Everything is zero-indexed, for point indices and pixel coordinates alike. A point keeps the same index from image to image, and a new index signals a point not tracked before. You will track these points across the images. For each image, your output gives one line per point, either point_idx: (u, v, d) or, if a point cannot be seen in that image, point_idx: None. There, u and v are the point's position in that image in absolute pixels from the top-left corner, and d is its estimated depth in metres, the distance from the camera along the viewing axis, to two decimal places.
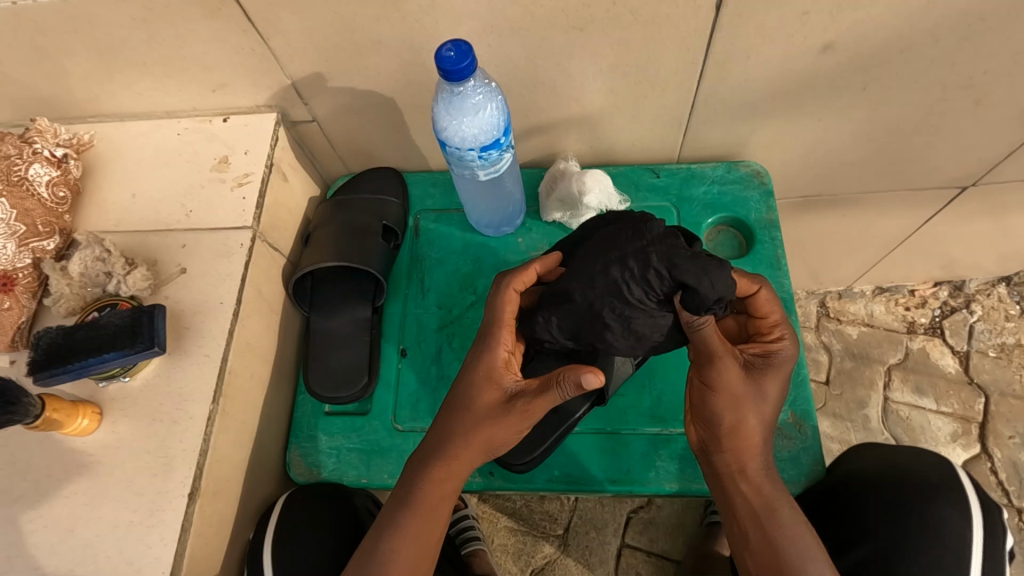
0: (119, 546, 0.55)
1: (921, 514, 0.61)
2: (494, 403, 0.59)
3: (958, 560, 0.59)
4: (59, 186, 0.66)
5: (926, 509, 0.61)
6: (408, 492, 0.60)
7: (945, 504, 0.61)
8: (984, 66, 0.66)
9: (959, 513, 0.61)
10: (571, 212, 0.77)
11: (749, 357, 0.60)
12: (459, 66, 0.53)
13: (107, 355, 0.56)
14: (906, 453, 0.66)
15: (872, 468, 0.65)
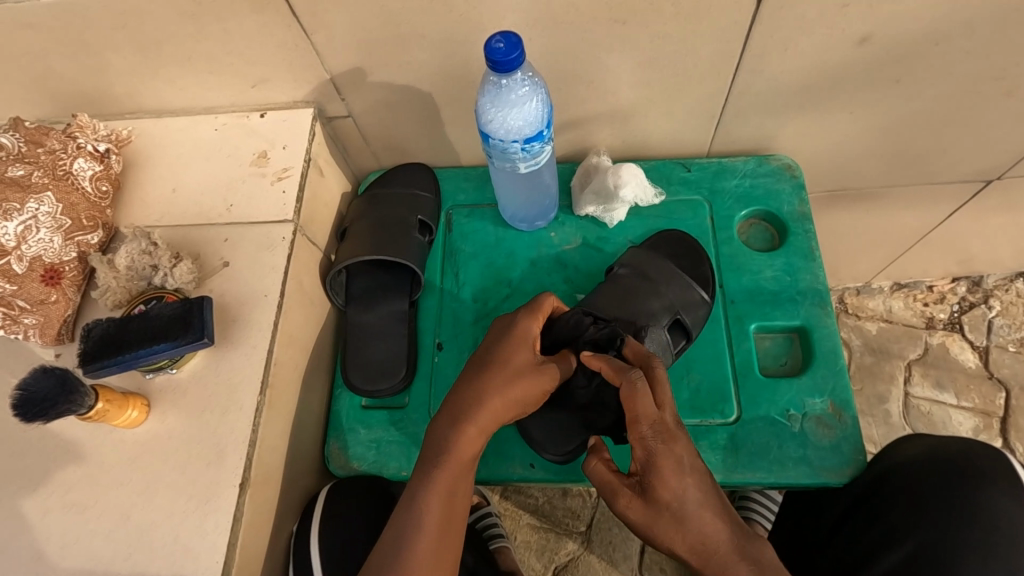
0: (173, 535, 0.55)
1: (971, 503, 0.60)
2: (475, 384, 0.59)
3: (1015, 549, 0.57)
4: (101, 180, 0.66)
5: (977, 495, 0.60)
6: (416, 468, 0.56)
7: (997, 492, 0.60)
8: (1017, 58, 0.67)
9: (1012, 499, 0.60)
10: (605, 205, 0.78)
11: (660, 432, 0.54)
12: (508, 57, 0.54)
13: (158, 346, 0.56)
14: (954, 441, 0.66)
15: (922, 461, 0.64)
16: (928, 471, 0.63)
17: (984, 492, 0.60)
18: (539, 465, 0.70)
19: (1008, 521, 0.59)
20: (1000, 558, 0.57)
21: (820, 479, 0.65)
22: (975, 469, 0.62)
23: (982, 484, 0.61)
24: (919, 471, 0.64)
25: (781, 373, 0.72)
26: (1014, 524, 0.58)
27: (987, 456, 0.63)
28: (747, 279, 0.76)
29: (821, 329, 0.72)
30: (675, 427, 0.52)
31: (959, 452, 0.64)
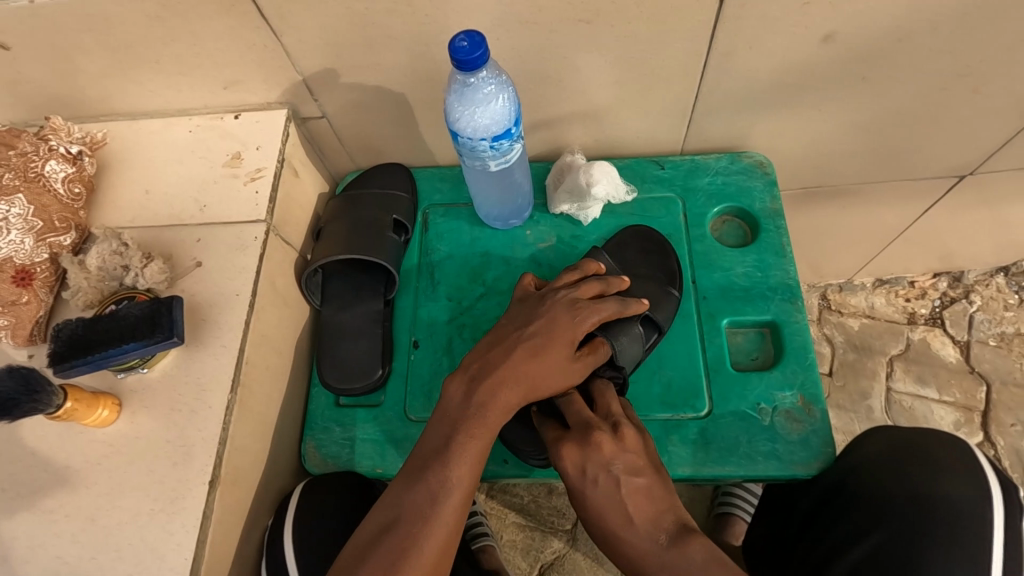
0: (142, 533, 0.55)
1: (934, 492, 0.61)
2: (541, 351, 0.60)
3: (978, 539, 0.59)
4: (74, 182, 0.67)
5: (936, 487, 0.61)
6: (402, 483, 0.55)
7: (956, 482, 0.62)
8: (979, 55, 0.68)
9: (972, 489, 0.61)
10: (578, 203, 0.78)
11: (609, 425, 0.59)
12: (472, 56, 0.54)
13: (127, 346, 0.57)
14: (919, 432, 0.66)
15: (889, 455, 0.65)
16: (895, 465, 0.64)
17: (948, 484, 0.61)
18: (512, 461, 0.70)
19: (971, 510, 0.60)
20: (964, 550, 0.58)
21: (790, 472, 0.65)
22: (935, 460, 0.63)
23: (946, 475, 0.62)
24: (886, 466, 0.64)
25: (752, 368, 0.72)
26: (976, 514, 0.60)
27: (953, 449, 0.64)
28: (719, 275, 0.76)
29: (791, 324, 0.72)
30: (575, 430, 0.59)
31: (927, 445, 0.64)
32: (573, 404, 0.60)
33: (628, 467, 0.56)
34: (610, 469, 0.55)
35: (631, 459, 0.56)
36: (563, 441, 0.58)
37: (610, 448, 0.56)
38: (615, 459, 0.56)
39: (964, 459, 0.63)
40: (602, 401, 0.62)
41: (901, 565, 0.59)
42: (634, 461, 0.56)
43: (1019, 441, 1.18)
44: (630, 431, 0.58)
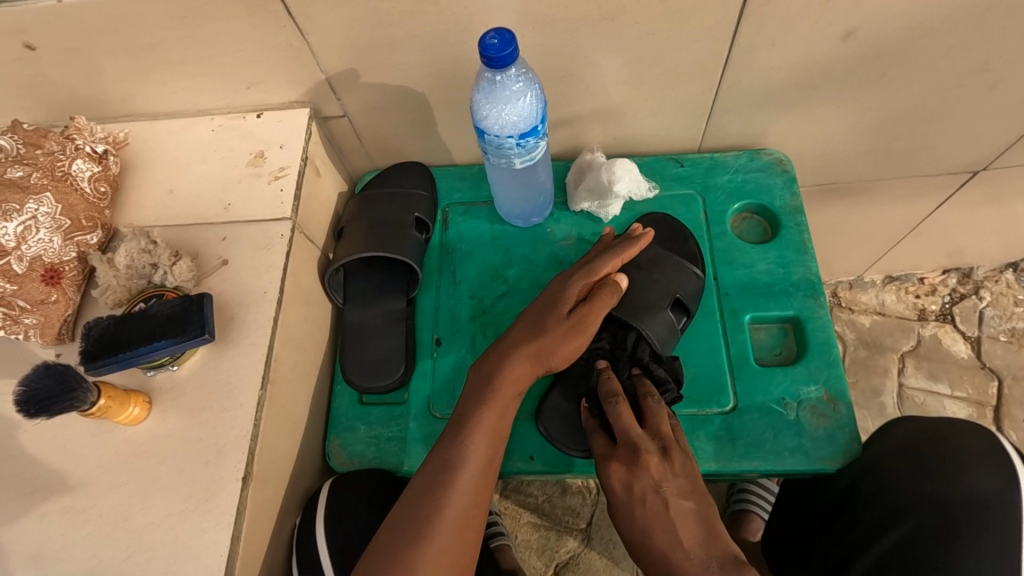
0: (176, 531, 0.55)
1: (957, 483, 0.62)
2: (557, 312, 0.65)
3: (1004, 525, 0.59)
4: (100, 181, 0.67)
5: (961, 475, 0.62)
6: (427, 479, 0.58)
7: (981, 470, 0.62)
8: (997, 51, 0.69)
9: (997, 477, 0.61)
10: (599, 201, 0.79)
11: (659, 445, 0.61)
12: (503, 53, 0.55)
13: (159, 344, 0.57)
14: (942, 423, 0.66)
15: (910, 445, 0.65)
16: (918, 455, 0.64)
17: (970, 472, 0.62)
18: (539, 457, 0.70)
19: (995, 498, 0.60)
20: (989, 536, 0.59)
21: (816, 466, 0.66)
22: (959, 450, 0.63)
23: (967, 463, 0.62)
24: (909, 457, 0.64)
25: (775, 364, 0.73)
26: (1002, 500, 0.60)
27: (972, 437, 0.64)
28: (740, 271, 0.77)
29: (814, 320, 0.73)
30: (623, 451, 0.61)
31: (949, 435, 0.64)
32: (620, 421, 0.62)
33: (677, 490, 0.58)
34: (659, 490, 0.58)
35: (678, 482, 0.59)
36: (612, 462, 0.61)
37: (656, 471, 0.59)
38: (661, 484, 0.59)
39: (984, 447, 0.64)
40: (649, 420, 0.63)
41: (930, 555, 0.60)
42: (683, 485, 0.59)
43: None
44: (680, 456, 0.60)
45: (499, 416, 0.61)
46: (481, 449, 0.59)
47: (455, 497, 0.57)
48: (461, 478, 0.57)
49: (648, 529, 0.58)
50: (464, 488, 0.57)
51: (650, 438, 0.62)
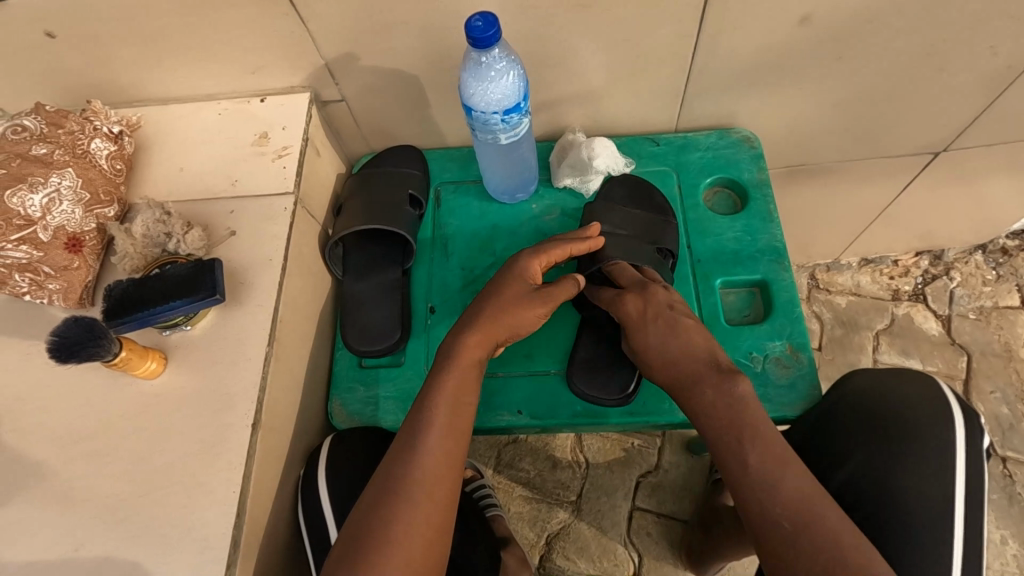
0: (191, 472, 0.61)
1: (901, 425, 0.67)
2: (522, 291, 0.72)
3: (943, 462, 0.64)
4: (116, 159, 0.72)
5: (906, 418, 0.67)
6: (408, 446, 0.61)
7: (926, 413, 0.67)
8: (944, 34, 0.75)
9: (939, 420, 0.66)
10: (580, 176, 0.85)
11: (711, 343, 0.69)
12: (486, 34, 0.60)
13: (174, 303, 0.62)
14: (894, 375, 0.71)
15: (861, 394, 0.70)
16: (865, 400, 0.69)
17: (914, 416, 0.67)
18: (526, 412, 0.75)
19: (936, 438, 0.65)
20: (929, 472, 0.64)
21: (780, 412, 0.71)
22: (908, 398, 0.69)
23: (911, 408, 0.68)
24: (858, 403, 0.69)
25: (744, 323, 0.78)
26: (941, 438, 0.65)
27: (918, 387, 0.70)
28: (711, 240, 0.82)
29: (779, 281, 0.79)
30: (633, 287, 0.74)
31: (897, 384, 0.70)
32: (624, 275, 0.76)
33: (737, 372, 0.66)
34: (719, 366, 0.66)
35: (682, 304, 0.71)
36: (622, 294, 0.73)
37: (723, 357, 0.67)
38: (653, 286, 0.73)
39: (928, 396, 0.69)
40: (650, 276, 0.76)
41: (874, 491, 0.65)
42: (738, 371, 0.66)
43: (998, 407, 1.25)
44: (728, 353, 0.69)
45: (460, 391, 0.64)
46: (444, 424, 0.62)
47: (421, 468, 0.60)
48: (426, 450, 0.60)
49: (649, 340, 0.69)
50: (432, 458, 0.60)
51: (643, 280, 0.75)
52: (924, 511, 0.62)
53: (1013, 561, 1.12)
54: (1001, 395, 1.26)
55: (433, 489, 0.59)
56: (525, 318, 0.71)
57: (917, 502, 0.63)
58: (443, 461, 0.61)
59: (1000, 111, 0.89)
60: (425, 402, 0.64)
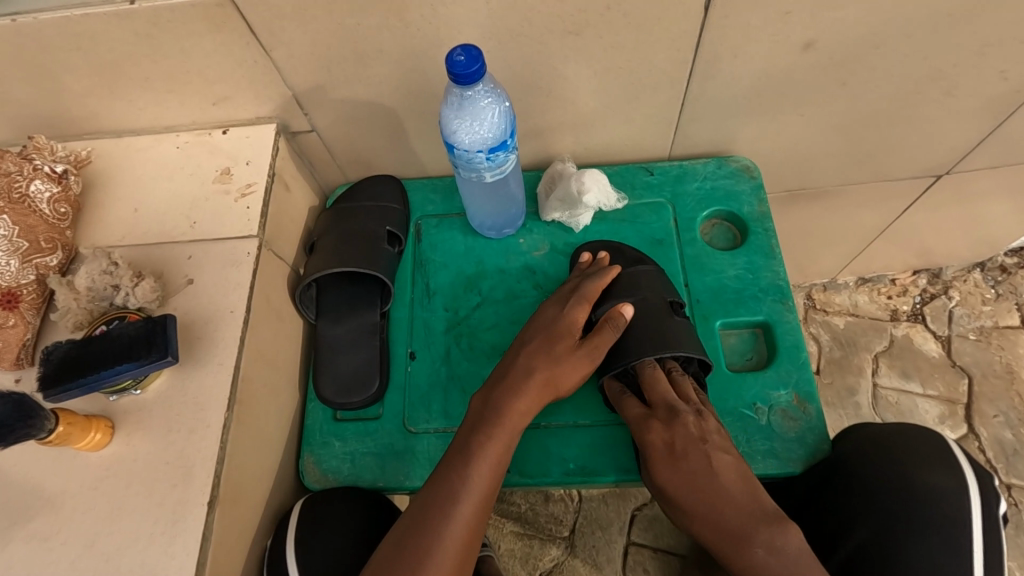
0: (140, 558, 0.54)
1: (916, 487, 0.62)
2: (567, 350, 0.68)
3: (959, 530, 0.60)
4: (60, 202, 0.66)
5: (918, 480, 0.62)
6: (416, 517, 0.59)
7: (940, 475, 0.62)
8: (953, 59, 0.71)
9: (950, 482, 0.62)
10: (570, 211, 0.79)
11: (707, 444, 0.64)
12: (469, 70, 0.55)
13: (121, 367, 0.56)
14: (902, 431, 0.66)
15: (871, 449, 0.65)
16: (874, 456, 0.64)
17: (927, 474, 0.62)
18: (514, 468, 0.69)
19: (952, 500, 0.61)
20: (946, 541, 0.59)
21: (788, 470, 0.66)
22: (918, 455, 0.64)
23: (923, 465, 0.63)
24: (867, 459, 0.64)
25: (746, 369, 0.73)
26: (956, 504, 0.61)
27: (926, 442, 0.65)
28: (710, 277, 0.77)
29: (783, 324, 0.74)
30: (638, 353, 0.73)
31: (906, 438, 0.65)
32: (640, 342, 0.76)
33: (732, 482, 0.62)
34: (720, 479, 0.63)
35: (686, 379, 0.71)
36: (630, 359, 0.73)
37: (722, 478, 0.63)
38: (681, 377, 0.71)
39: (938, 452, 0.64)
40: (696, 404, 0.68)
41: (891, 555, 0.60)
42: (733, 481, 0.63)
43: (1001, 431, 1.21)
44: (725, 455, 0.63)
45: (495, 468, 0.62)
46: (480, 487, 0.60)
47: (444, 556, 0.57)
48: (449, 534, 0.58)
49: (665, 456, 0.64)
50: (455, 542, 0.58)
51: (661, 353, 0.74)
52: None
53: None
54: (1004, 419, 1.22)
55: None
56: (575, 375, 0.67)
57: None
58: (464, 545, 0.59)
59: (1008, 133, 0.85)
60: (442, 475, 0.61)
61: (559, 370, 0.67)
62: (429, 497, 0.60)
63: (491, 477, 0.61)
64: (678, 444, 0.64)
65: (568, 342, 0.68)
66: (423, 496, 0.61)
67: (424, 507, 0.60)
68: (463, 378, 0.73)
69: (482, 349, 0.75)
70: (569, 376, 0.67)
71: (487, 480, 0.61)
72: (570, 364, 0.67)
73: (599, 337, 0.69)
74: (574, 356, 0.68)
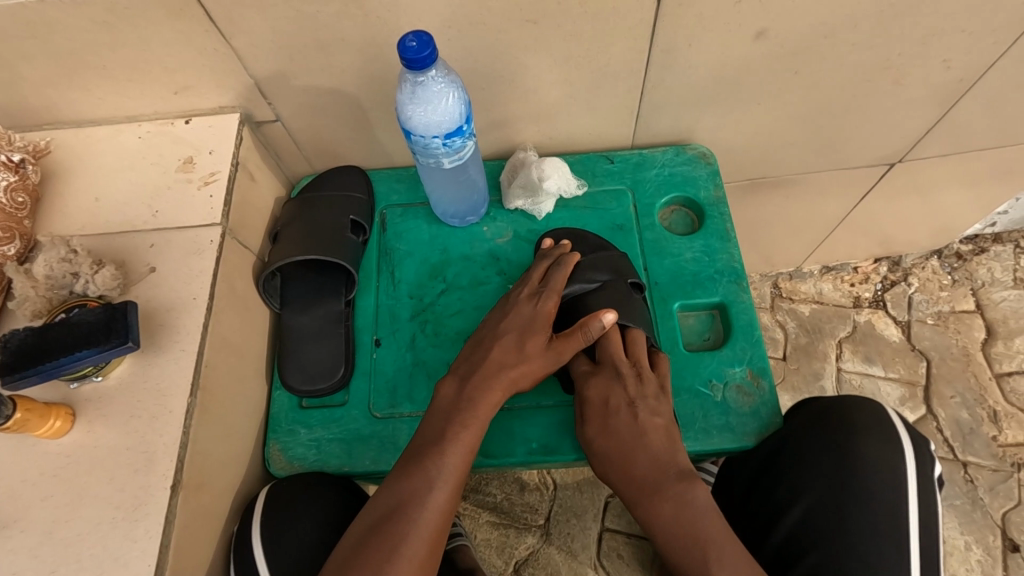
0: (104, 542, 0.55)
1: (854, 454, 0.65)
2: (534, 352, 0.68)
3: (898, 492, 0.63)
4: (18, 191, 0.65)
5: (856, 446, 0.65)
6: (382, 511, 0.60)
7: (878, 440, 0.65)
8: (897, 48, 0.74)
9: (888, 446, 0.65)
10: (532, 197, 0.81)
11: (636, 378, 0.68)
12: (421, 55, 0.56)
13: (81, 353, 0.56)
14: (842, 401, 0.69)
15: (813, 426, 0.67)
16: (819, 430, 0.67)
17: (866, 441, 0.65)
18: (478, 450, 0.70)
19: (892, 472, 0.63)
20: (886, 503, 0.62)
21: (742, 443, 0.68)
22: (858, 422, 0.66)
23: (863, 434, 0.65)
24: (810, 434, 0.66)
25: (704, 348, 0.75)
26: (893, 468, 0.64)
27: (866, 410, 0.67)
28: (669, 261, 0.79)
29: (738, 303, 0.76)
30: (604, 367, 0.69)
31: (846, 408, 0.68)
32: (607, 344, 0.70)
33: (649, 408, 0.66)
34: (632, 403, 0.66)
35: (649, 402, 0.66)
36: (592, 378, 0.68)
37: (653, 428, 0.65)
38: (644, 405, 0.66)
39: (877, 419, 0.67)
40: (655, 440, 0.65)
41: (829, 526, 0.63)
42: (654, 405, 0.66)
43: (958, 411, 1.25)
44: (653, 383, 0.67)
45: (466, 458, 0.63)
46: (451, 477, 0.62)
47: (419, 537, 0.59)
48: (422, 522, 0.59)
49: (615, 438, 0.65)
50: (427, 532, 0.59)
51: (629, 363, 0.69)
52: (883, 543, 0.61)
53: (977, 566, 1.13)
54: (961, 400, 1.27)
55: (426, 558, 0.59)
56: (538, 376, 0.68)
57: (875, 538, 0.62)
58: (436, 535, 0.60)
59: (953, 122, 0.89)
60: (415, 464, 0.62)
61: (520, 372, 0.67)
62: (394, 491, 0.61)
63: (464, 461, 0.63)
64: (613, 399, 0.66)
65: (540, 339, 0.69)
66: (394, 482, 0.62)
67: (389, 498, 0.60)
68: (429, 364, 0.75)
69: (447, 334, 0.76)
70: (529, 376, 0.68)
71: (454, 472, 0.62)
72: (532, 363, 0.68)
73: (568, 344, 0.68)
74: (536, 357, 0.68)
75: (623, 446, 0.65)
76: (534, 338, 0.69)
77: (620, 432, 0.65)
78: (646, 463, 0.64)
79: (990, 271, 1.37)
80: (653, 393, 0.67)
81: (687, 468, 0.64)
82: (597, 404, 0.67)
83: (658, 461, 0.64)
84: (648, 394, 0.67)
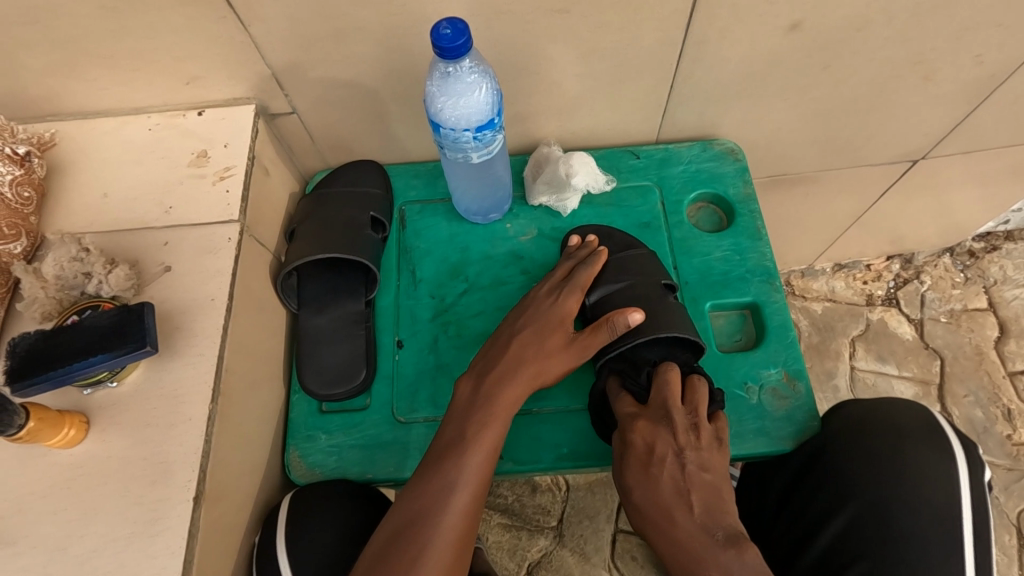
0: (121, 558, 0.52)
1: (901, 462, 0.63)
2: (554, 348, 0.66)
3: (947, 501, 0.61)
4: (23, 185, 0.62)
5: (904, 454, 0.63)
6: (410, 514, 0.57)
7: (927, 448, 0.64)
8: (933, 43, 0.72)
9: (937, 455, 0.63)
10: (557, 194, 0.79)
11: (689, 426, 0.63)
12: (455, 43, 0.54)
13: (95, 358, 0.53)
14: (888, 406, 0.67)
15: (858, 431, 0.65)
16: (861, 437, 0.65)
17: (913, 448, 0.64)
18: (506, 456, 0.68)
19: (939, 481, 0.62)
20: (934, 513, 0.61)
21: (779, 447, 0.66)
22: (906, 430, 0.65)
23: (911, 441, 0.64)
24: (855, 439, 0.65)
25: (736, 349, 0.73)
26: (942, 478, 0.62)
27: (913, 416, 0.66)
28: (698, 260, 0.77)
29: (770, 304, 0.74)
30: (653, 412, 0.64)
31: (893, 415, 0.66)
32: (664, 388, 0.65)
33: (698, 464, 0.61)
34: (680, 457, 0.61)
35: (701, 456, 0.61)
36: (640, 420, 0.63)
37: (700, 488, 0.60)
38: (692, 459, 0.61)
39: (925, 426, 0.65)
40: (699, 496, 0.60)
41: (875, 535, 0.62)
42: (705, 460, 0.61)
43: (971, 410, 1.25)
44: (708, 433, 0.62)
45: (490, 457, 0.61)
46: (472, 475, 0.59)
47: (442, 545, 0.56)
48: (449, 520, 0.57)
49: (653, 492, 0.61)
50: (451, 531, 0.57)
51: (686, 412, 0.64)
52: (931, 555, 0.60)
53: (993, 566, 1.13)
54: (975, 398, 1.26)
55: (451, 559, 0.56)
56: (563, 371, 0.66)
57: (922, 548, 0.60)
58: (462, 534, 0.58)
59: (979, 119, 0.87)
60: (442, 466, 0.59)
61: (540, 369, 0.65)
62: (420, 491, 0.58)
63: (487, 461, 0.60)
64: (656, 450, 0.62)
65: (561, 334, 0.67)
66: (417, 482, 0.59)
67: (417, 499, 0.58)
68: (452, 367, 0.72)
69: (471, 336, 0.74)
70: (553, 372, 0.66)
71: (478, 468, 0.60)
72: (553, 360, 0.66)
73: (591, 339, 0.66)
74: (558, 354, 0.66)
75: (661, 503, 0.60)
76: (555, 334, 0.67)
77: (661, 485, 0.61)
78: (685, 526, 0.59)
79: (1002, 269, 1.36)
80: (706, 445, 0.62)
81: (735, 533, 0.58)
82: (640, 451, 0.62)
83: (701, 523, 0.59)
84: (701, 446, 0.62)
